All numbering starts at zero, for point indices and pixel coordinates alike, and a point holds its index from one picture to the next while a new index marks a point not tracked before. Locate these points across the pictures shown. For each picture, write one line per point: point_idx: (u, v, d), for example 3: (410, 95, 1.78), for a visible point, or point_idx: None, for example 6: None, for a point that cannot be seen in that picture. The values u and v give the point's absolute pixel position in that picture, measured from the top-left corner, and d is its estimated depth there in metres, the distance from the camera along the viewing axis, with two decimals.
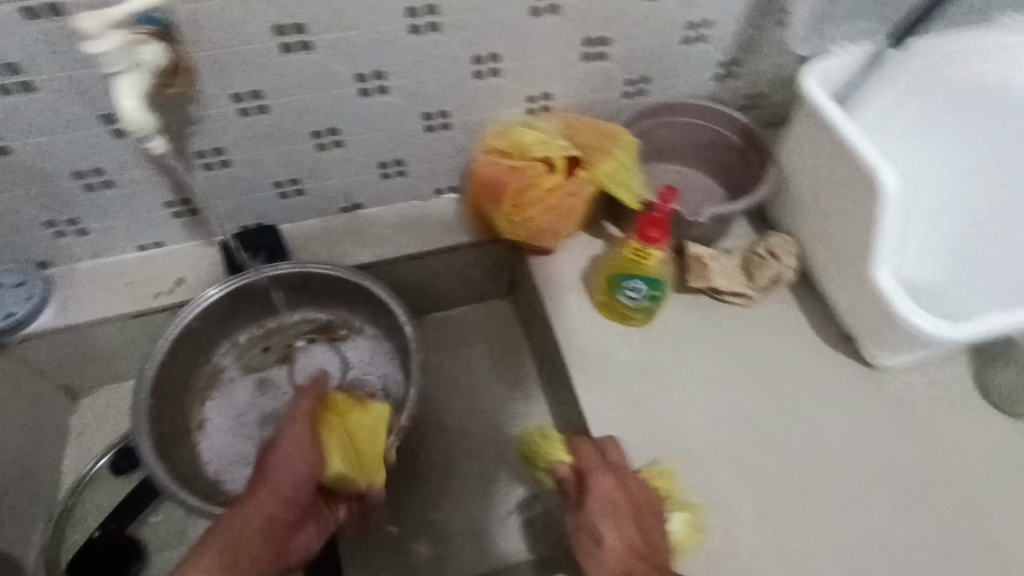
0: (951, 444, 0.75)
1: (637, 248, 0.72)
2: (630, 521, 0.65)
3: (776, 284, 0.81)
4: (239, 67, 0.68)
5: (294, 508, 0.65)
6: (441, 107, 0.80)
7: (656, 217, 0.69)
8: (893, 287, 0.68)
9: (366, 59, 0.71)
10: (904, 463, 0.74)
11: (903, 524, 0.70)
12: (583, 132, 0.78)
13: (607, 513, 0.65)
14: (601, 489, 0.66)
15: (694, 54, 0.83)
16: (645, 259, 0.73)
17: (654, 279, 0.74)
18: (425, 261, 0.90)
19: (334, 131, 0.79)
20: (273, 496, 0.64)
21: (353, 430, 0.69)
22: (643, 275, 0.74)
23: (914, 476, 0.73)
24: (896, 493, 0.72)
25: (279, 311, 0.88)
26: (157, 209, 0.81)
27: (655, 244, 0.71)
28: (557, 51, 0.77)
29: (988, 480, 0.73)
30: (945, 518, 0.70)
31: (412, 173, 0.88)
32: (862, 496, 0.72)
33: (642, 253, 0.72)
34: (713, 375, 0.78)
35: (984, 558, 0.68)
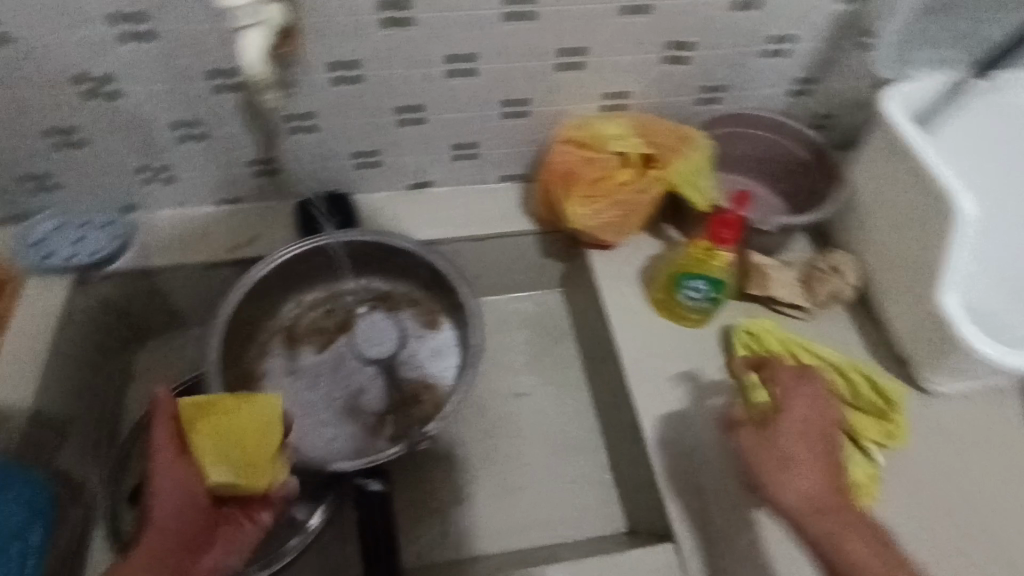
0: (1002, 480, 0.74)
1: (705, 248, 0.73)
2: (825, 473, 0.65)
3: (833, 301, 0.82)
4: (341, 37, 0.72)
5: (191, 529, 0.60)
6: (522, 95, 0.82)
7: (728, 217, 0.71)
8: (960, 312, 0.68)
9: (460, 41, 0.74)
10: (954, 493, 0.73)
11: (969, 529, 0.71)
12: (657, 131, 0.80)
13: (788, 471, 0.65)
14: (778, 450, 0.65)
15: (772, 68, 0.85)
16: (712, 260, 0.74)
17: (717, 280, 0.75)
18: (486, 244, 0.93)
19: (417, 108, 0.82)
20: (157, 530, 0.57)
21: (235, 428, 0.63)
22: (707, 275, 0.75)
23: (962, 503, 0.72)
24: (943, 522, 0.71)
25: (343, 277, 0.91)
26: (242, 166, 0.85)
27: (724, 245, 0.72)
28: (640, 51, 0.79)
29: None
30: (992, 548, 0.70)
31: (484, 156, 0.90)
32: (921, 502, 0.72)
33: (710, 253, 0.73)
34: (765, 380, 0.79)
35: None
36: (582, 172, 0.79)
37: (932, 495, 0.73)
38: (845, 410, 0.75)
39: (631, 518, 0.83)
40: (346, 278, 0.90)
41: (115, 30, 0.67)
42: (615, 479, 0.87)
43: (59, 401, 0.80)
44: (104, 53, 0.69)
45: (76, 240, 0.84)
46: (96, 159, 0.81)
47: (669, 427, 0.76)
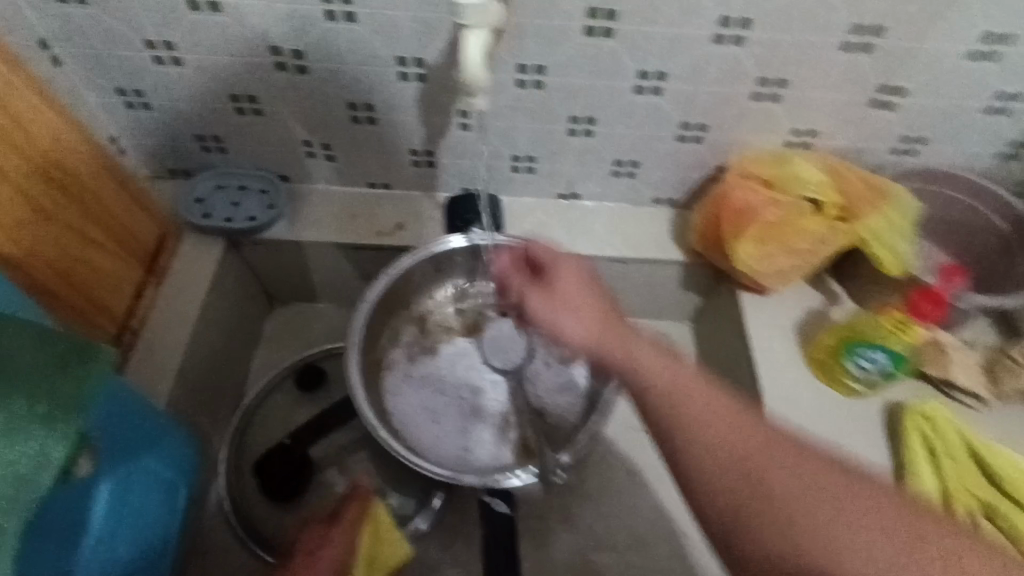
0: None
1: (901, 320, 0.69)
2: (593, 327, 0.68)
3: (1020, 395, 0.73)
4: (538, 41, 0.69)
5: None
6: (703, 120, 0.77)
7: (935, 292, 0.66)
8: None
9: (657, 58, 0.70)
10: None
11: None
12: (848, 179, 0.73)
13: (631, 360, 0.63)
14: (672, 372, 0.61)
15: (987, 126, 0.76)
16: (901, 334, 0.69)
17: (898, 356, 0.70)
18: (629, 265, 0.89)
19: (590, 119, 0.79)
20: None
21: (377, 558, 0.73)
22: (890, 350, 0.70)
23: None
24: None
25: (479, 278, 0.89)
26: (402, 154, 0.85)
27: (920, 320, 0.68)
28: (845, 91, 0.73)
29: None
30: None
31: (642, 176, 0.86)
32: None
33: (902, 326, 0.69)
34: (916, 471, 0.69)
35: None
36: (761, 213, 0.73)
37: None
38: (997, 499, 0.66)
39: None
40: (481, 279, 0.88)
41: (323, 10, 0.67)
42: None
43: (200, 358, 0.81)
44: (304, 31, 0.70)
45: (234, 203, 0.86)
46: (269, 129, 0.82)
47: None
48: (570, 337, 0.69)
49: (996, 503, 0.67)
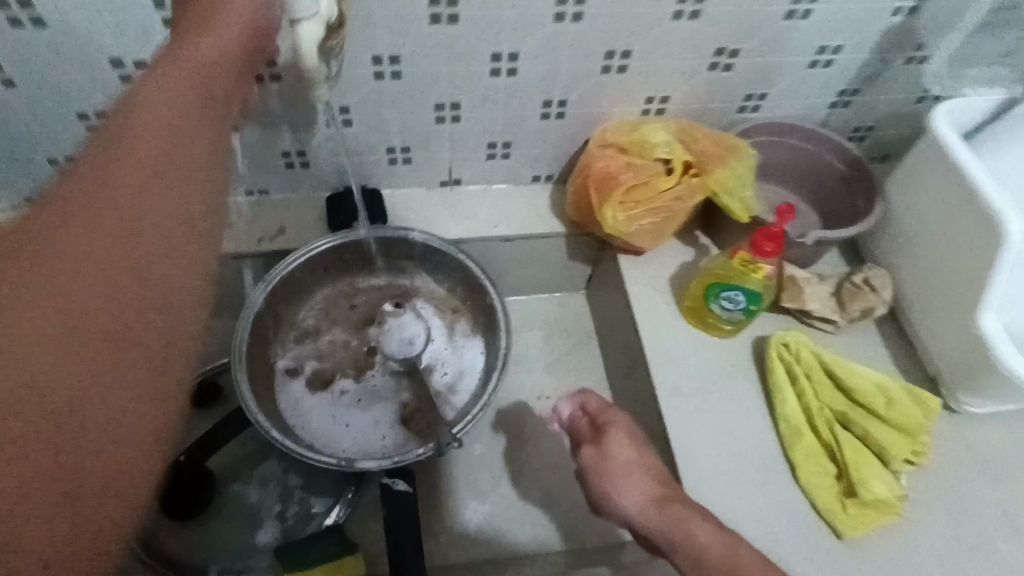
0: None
1: (745, 259, 0.73)
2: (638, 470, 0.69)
3: (866, 316, 0.81)
4: (386, 31, 0.70)
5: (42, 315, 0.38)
6: (562, 97, 0.81)
7: (772, 229, 0.69)
8: (998, 332, 0.67)
9: (506, 40, 0.73)
10: (980, 516, 0.73)
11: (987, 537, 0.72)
12: (698, 138, 0.78)
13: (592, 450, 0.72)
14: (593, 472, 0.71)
15: (815, 79, 0.84)
16: (752, 272, 0.73)
17: (754, 293, 0.74)
18: (517, 243, 0.93)
19: (456, 105, 0.81)
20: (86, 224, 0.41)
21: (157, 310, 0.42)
22: (744, 287, 0.74)
23: (990, 528, 0.72)
24: (971, 551, 0.71)
25: (371, 271, 0.89)
26: (274, 158, 0.84)
27: (765, 259, 0.71)
28: (684, 57, 0.78)
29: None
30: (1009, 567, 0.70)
31: (517, 156, 0.89)
32: (945, 515, 0.72)
33: (751, 265, 0.73)
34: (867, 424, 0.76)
35: None
36: (621, 178, 0.78)
37: (968, 509, 0.73)
38: (868, 422, 0.74)
39: None
40: (368, 274, 0.89)
41: (158, 17, 0.65)
42: None
43: None
44: (143, 39, 0.68)
45: None
46: None
47: (695, 436, 0.75)
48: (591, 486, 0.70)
49: (851, 412, 0.75)
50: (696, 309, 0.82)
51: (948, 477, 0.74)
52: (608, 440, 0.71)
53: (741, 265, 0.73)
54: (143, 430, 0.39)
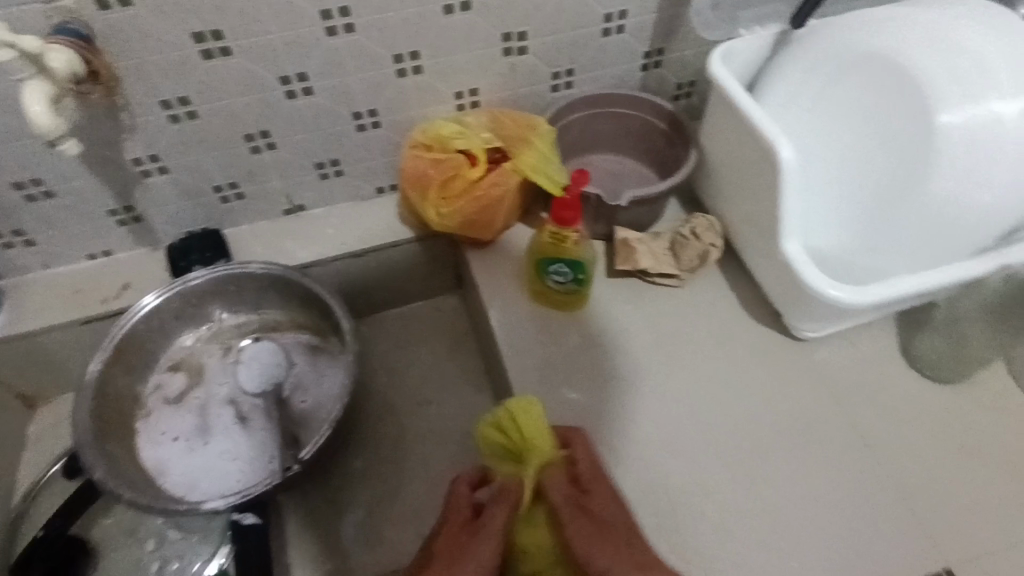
0: (880, 412, 0.75)
1: (551, 230, 0.74)
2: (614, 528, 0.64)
3: (703, 263, 0.83)
4: (163, 75, 0.71)
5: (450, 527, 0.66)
6: (370, 107, 0.82)
7: (565, 197, 0.71)
8: (801, 256, 0.68)
9: (289, 63, 0.74)
10: (830, 435, 0.74)
11: (840, 454, 0.73)
12: (503, 124, 0.81)
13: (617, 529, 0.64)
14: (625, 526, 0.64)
15: (615, 46, 0.86)
16: (562, 241, 0.74)
17: (574, 260, 0.75)
18: (370, 256, 0.93)
19: (266, 133, 0.82)
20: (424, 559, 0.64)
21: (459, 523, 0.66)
22: (563, 257, 0.75)
23: (843, 445, 0.73)
24: (826, 472, 0.72)
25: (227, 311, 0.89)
26: (103, 217, 0.84)
27: (569, 226, 0.73)
28: (474, 47, 0.80)
29: (912, 446, 0.73)
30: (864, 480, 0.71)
31: (351, 172, 0.91)
32: (799, 441, 0.73)
33: (558, 235, 0.74)
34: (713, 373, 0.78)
35: (899, 514, 0.69)
36: (431, 175, 0.79)
37: (821, 430, 0.74)
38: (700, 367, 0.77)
39: None
40: (222, 316, 0.89)
41: None
42: None
43: None
44: None
45: None
46: None
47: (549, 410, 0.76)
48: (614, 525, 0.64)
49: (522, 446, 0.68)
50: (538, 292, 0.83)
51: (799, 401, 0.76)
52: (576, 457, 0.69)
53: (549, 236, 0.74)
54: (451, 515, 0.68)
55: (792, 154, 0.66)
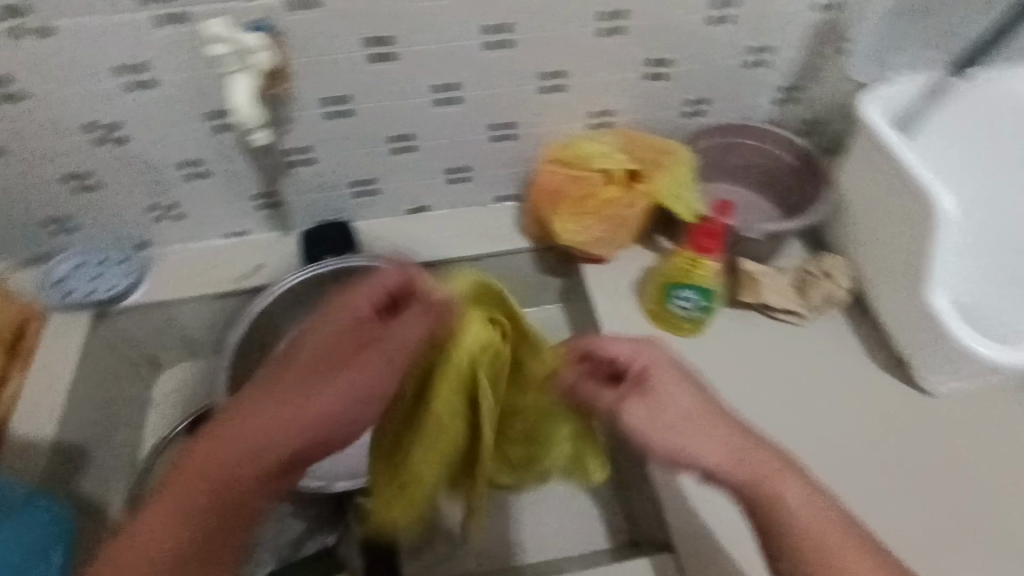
0: (1006, 477, 0.72)
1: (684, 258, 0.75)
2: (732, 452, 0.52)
3: (827, 304, 0.82)
4: (332, 75, 0.76)
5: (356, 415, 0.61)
6: (508, 119, 0.85)
7: (711, 227, 0.74)
8: (948, 308, 0.67)
9: (444, 71, 0.78)
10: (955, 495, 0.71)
11: (971, 516, 0.70)
12: (639, 147, 0.81)
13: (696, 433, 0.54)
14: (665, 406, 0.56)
15: (753, 79, 0.86)
16: (692, 268, 0.75)
17: (703, 288, 0.76)
18: (485, 262, 0.95)
19: (408, 136, 0.85)
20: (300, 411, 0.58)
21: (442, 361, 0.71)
22: (692, 284, 0.76)
23: (971, 502, 0.71)
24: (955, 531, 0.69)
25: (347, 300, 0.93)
26: (247, 200, 0.89)
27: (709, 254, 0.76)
28: (618, 70, 0.81)
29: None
30: (995, 546, 0.68)
31: (476, 179, 0.93)
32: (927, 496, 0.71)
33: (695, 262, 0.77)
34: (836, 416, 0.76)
35: None
36: (567, 191, 0.81)
37: (949, 489, 0.72)
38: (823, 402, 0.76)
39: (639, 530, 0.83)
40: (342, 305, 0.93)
41: (121, 81, 0.71)
42: (622, 490, 0.88)
43: (80, 431, 0.82)
44: (110, 103, 0.73)
45: (93, 277, 0.88)
46: (109, 201, 0.85)
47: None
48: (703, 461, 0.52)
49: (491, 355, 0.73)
50: (662, 317, 0.83)
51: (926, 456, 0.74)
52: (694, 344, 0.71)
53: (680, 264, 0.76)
54: (271, 438, 0.57)
55: (954, 207, 0.66)
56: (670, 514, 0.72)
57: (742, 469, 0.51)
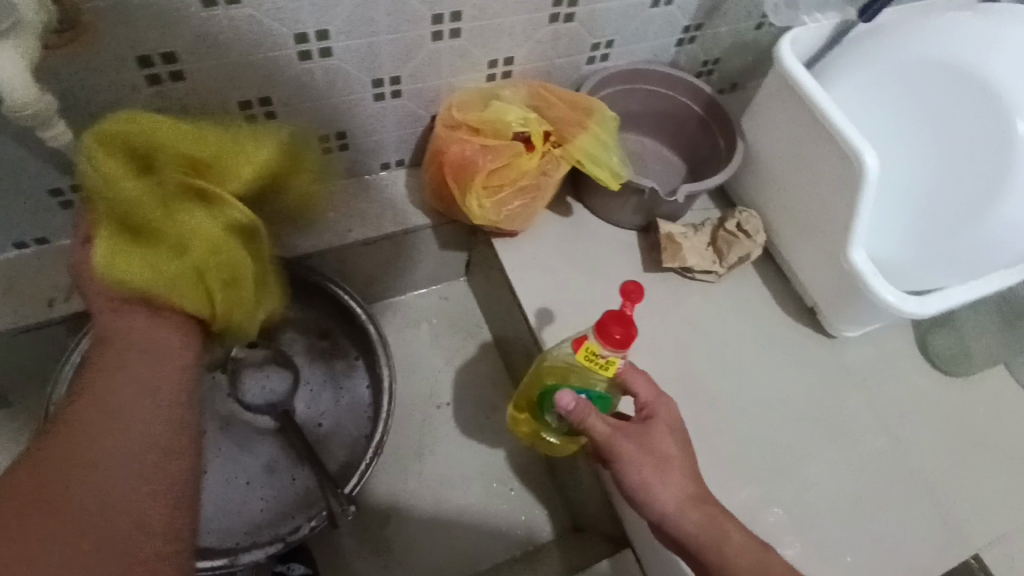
0: (911, 406, 0.77)
1: (592, 351, 0.55)
2: (715, 517, 0.54)
3: (743, 262, 0.81)
4: (145, 23, 0.54)
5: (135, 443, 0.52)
6: (394, 74, 0.69)
7: (624, 315, 0.54)
8: (865, 265, 0.68)
9: (306, 17, 0.59)
10: (872, 432, 0.74)
11: (887, 456, 0.73)
12: (553, 106, 0.72)
13: (688, 518, 0.54)
14: (675, 483, 0.55)
15: (661, 18, 0.77)
16: (600, 367, 0.56)
17: (601, 395, 0.60)
18: (378, 245, 0.80)
19: (266, 100, 0.66)
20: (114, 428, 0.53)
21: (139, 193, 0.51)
22: (591, 389, 0.59)
23: (884, 438, 0.74)
24: (872, 472, 0.72)
25: None
26: (40, 197, 0.65)
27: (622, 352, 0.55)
28: (524, 11, 0.68)
29: (940, 438, 0.75)
30: (908, 475, 0.72)
31: (356, 146, 0.77)
32: (848, 442, 0.74)
33: (601, 361, 0.56)
34: (763, 371, 0.77)
35: (941, 514, 0.71)
36: (479, 162, 0.69)
37: (866, 431, 0.75)
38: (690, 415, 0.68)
39: (580, 514, 0.80)
40: None
41: None
42: (555, 475, 0.84)
43: None
44: None
45: None
46: None
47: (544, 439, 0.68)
48: (686, 537, 0.54)
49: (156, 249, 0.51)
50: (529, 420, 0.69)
51: (842, 401, 0.76)
52: (652, 435, 0.57)
53: (587, 360, 0.56)
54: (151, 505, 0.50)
55: (875, 161, 0.64)
56: (624, 506, 0.69)
57: (718, 544, 0.53)
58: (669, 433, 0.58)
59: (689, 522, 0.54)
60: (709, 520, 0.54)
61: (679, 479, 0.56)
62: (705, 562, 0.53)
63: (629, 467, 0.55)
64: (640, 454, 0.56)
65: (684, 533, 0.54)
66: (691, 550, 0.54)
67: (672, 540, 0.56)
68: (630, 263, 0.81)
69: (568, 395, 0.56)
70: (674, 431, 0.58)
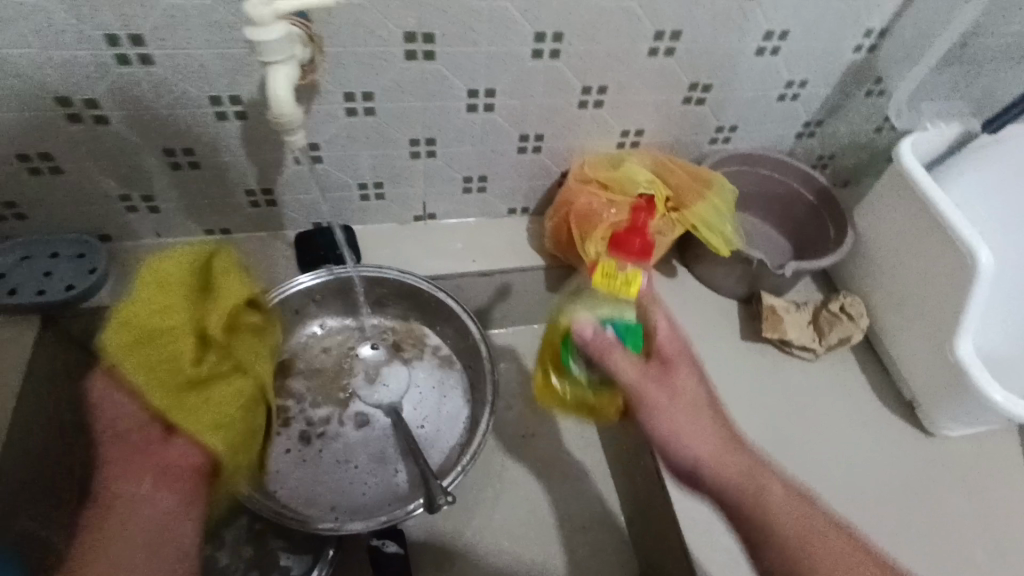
0: (1016, 519, 0.73)
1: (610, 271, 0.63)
2: (753, 467, 0.57)
3: (843, 343, 0.82)
4: (360, 68, 0.67)
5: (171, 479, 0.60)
6: (539, 132, 0.80)
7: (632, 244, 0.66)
8: (973, 361, 0.69)
9: (481, 76, 0.71)
10: (970, 537, 0.72)
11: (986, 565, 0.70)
12: (676, 174, 0.80)
13: (733, 475, 0.56)
14: (710, 432, 0.58)
15: (784, 111, 0.84)
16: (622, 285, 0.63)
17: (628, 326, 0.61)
18: (495, 278, 0.89)
19: (430, 140, 0.78)
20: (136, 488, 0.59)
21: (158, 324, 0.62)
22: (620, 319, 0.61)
23: (983, 545, 0.71)
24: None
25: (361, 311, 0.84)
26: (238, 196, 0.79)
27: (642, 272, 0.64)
28: (661, 92, 0.77)
29: None
30: None
31: (492, 189, 0.87)
32: (943, 542, 0.71)
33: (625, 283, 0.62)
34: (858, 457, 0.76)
35: None
36: (603, 215, 0.78)
37: (964, 535, 0.72)
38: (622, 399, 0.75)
39: (649, 567, 0.80)
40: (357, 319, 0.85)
41: (111, 53, 0.61)
42: (629, 524, 0.85)
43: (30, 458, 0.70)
44: (94, 76, 0.63)
45: (45, 273, 0.76)
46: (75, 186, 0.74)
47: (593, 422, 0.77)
48: (732, 489, 0.56)
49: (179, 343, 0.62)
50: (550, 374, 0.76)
51: (937, 500, 0.74)
52: (672, 377, 0.59)
53: (606, 279, 0.63)
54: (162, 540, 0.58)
55: (990, 260, 0.67)
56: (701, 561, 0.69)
57: (770, 503, 0.55)
58: (693, 370, 0.60)
59: (738, 477, 0.56)
60: (766, 481, 0.56)
61: (718, 428, 0.58)
62: (751, 515, 0.55)
63: (660, 414, 0.58)
64: (669, 396, 0.58)
65: (733, 496, 0.56)
66: (739, 513, 0.56)
67: (715, 502, 0.57)
68: (728, 329, 0.85)
69: (588, 328, 0.61)
70: (696, 380, 0.60)
